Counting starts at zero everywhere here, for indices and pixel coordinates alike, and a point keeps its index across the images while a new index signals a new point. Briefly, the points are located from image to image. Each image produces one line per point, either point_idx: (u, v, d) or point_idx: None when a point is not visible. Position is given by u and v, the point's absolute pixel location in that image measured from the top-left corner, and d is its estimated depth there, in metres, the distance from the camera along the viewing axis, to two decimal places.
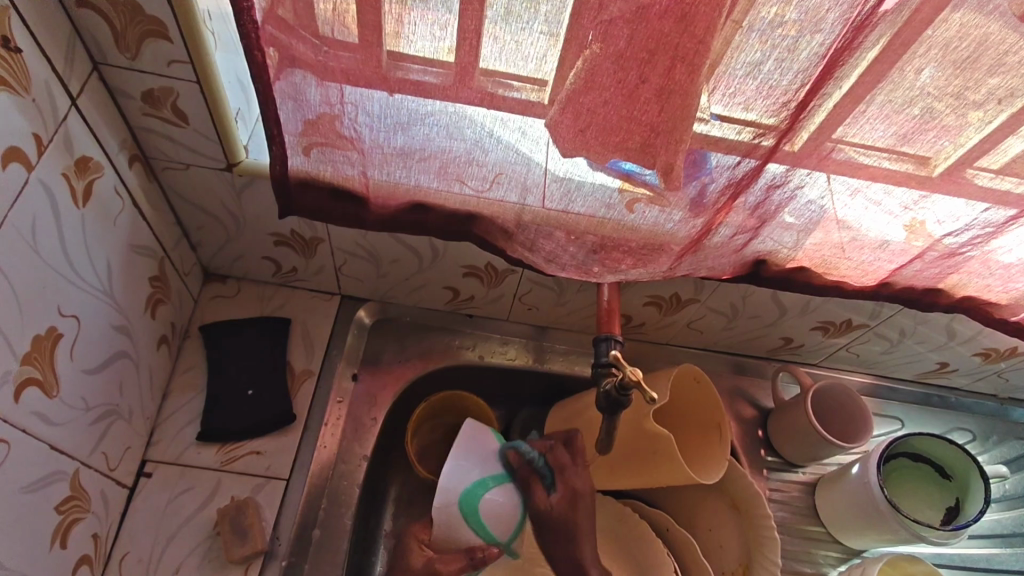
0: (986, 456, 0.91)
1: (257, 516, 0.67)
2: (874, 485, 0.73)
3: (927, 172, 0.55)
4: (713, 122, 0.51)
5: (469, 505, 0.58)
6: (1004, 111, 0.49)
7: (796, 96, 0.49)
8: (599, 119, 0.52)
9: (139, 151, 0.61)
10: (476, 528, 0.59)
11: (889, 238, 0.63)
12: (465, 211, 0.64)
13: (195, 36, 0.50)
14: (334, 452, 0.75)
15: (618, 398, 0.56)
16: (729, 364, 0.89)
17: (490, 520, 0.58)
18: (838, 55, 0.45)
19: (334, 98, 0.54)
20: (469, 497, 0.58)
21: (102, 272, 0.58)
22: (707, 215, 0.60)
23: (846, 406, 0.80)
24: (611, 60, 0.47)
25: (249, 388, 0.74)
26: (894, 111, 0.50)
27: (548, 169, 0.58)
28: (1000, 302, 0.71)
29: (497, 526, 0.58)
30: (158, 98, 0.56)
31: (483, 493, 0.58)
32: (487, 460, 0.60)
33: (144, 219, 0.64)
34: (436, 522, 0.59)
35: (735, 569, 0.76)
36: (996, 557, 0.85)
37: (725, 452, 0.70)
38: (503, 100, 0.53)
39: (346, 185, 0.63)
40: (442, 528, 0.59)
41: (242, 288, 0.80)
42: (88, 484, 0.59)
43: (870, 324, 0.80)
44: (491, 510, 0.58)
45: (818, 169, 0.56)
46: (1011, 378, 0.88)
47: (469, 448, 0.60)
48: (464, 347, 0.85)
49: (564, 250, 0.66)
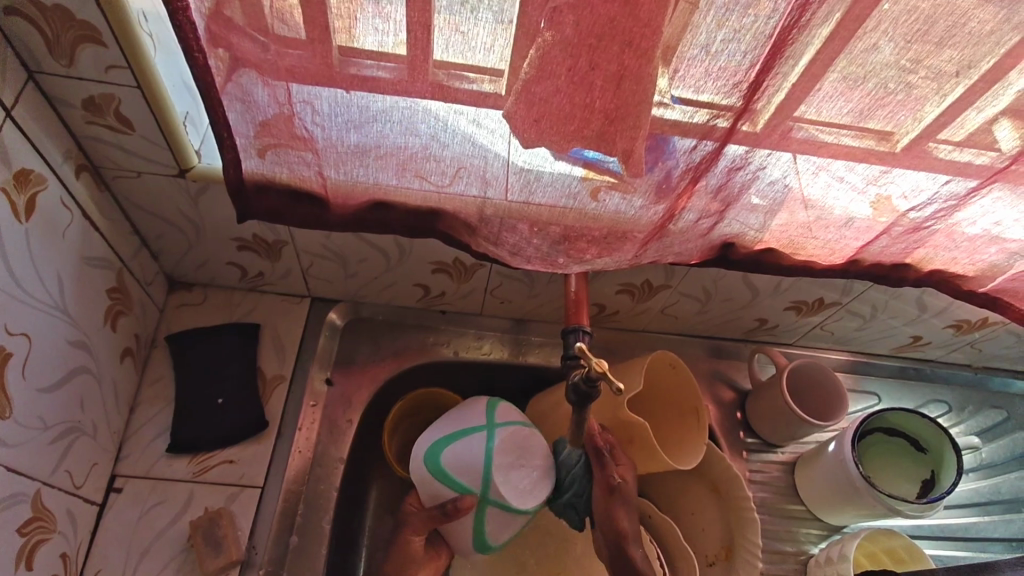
0: (962, 427, 0.92)
1: (232, 526, 0.66)
2: (850, 462, 0.74)
3: (889, 147, 0.55)
4: (673, 105, 0.51)
5: (432, 458, 0.64)
6: (961, 83, 0.49)
7: (747, 76, 0.48)
8: (553, 108, 0.51)
9: (86, 160, 0.59)
10: (446, 481, 0.63)
11: (854, 215, 0.63)
12: (427, 207, 0.63)
13: (131, 39, 0.49)
14: (311, 457, 0.74)
15: (586, 391, 0.55)
16: (707, 348, 0.89)
17: (456, 470, 0.63)
18: (786, 33, 0.45)
19: (283, 98, 0.53)
20: (430, 452, 0.64)
21: (52, 287, 0.57)
22: (670, 201, 0.59)
23: (822, 384, 0.80)
24: (560, 48, 0.46)
25: (219, 396, 0.72)
26: (850, 87, 0.49)
27: (508, 161, 0.57)
28: (968, 275, 0.71)
29: (462, 476, 0.63)
30: (100, 104, 0.54)
31: (443, 447, 0.64)
32: (456, 423, 0.65)
33: (97, 231, 0.62)
34: (419, 491, 0.65)
35: (718, 552, 0.76)
36: (974, 525, 0.86)
37: (702, 439, 0.71)
38: (457, 92, 0.51)
39: (305, 186, 0.62)
40: (424, 488, 0.65)
41: (209, 295, 0.78)
42: (52, 504, 0.58)
43: (842, 301, 0.80)
44: (451, 461, 0.63)
45: (779, 148, 0.55)
46: (984, 349, 0.88)
47: (457, 411, 0.67)
48: (439, 343, 0.84)
49: (528, 243, 0.65)
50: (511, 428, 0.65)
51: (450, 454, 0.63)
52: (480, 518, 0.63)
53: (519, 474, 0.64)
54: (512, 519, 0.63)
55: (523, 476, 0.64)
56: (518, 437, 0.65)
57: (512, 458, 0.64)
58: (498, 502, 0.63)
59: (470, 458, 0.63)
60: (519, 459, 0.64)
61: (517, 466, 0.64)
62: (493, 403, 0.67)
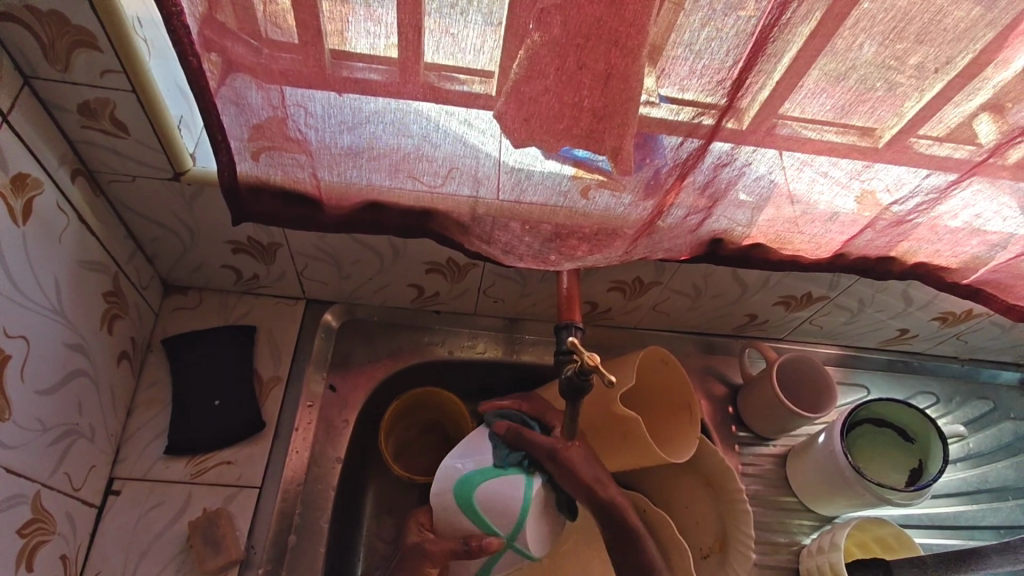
0: (950, 417, 0.93)
1: (230, 526, 0.67)
2: (839, 452, 0.75)
3: (872, 143, 0.56)
4: (660, 103, 0.52)
5: (462, 492, 0.63)
6: (940, 79, 0.50)
7: (730, 75, 0.49)
8: (541, 108, 0.52)
9: (81, 165, 0.60)
10: (470, 515, 0.63)
11: (839, 210, 0.64)
12: (420, 207, 0.64)
13: (126, 44, 0.50)
14: (307, 457, 0.74)
15: (578, 383, 0.55)
16: (698, 344, 0.91)
17: (485, 509, 0.63)
18: (767, 32, 0.46)
19: (276, 100, 0.54)
20: (466, 483, 0.64)
21: (50, 290, 0.57)
22: (658, 197, 0.60)
23: (812, 377, 0.81)
24: (548, 48, 0.47)
25: (216, 398, 0.73)
26: (831, 84, 0.51)
27: (499, 160, 0.58)
28: (951, 266, 0.72)
29: (495, 517, 0.63)
30: (95, 109, 0.55)
31: (478, 480, 0.64)
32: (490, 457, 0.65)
33: (92, 234, 0.62)
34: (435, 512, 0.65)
35: (712, 545, 0.77)
36: (963, 514, 0.87)
37: (696, 433, 0.72)
38: (449, 93, 0.52)
39: (299, 188, 0.63)
40: (442, 514, 0.65)
41: (204, 298, 0.79)
42: (52, 506, 0.59)
43: (830, 295, 0.81)
44: (484, 497, 0.63)
45: (764, 145, 0.56)
46: (970, 340, 0.90)
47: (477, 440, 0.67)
48: (434, 343, 0.85)
49: (520, 241, 0.66)
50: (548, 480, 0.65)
51: (486, 488, 0.63)
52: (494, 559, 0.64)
53: (540, 524, 0.64)
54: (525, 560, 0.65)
55: (544, 526, 0.65)
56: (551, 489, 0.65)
57: (539, 507, 0.64)
58: (521, 549, 0.63)
59: (507, 497, 0.63)
60: (547, 508, 0.65)
61: (541, 516, 0.64)
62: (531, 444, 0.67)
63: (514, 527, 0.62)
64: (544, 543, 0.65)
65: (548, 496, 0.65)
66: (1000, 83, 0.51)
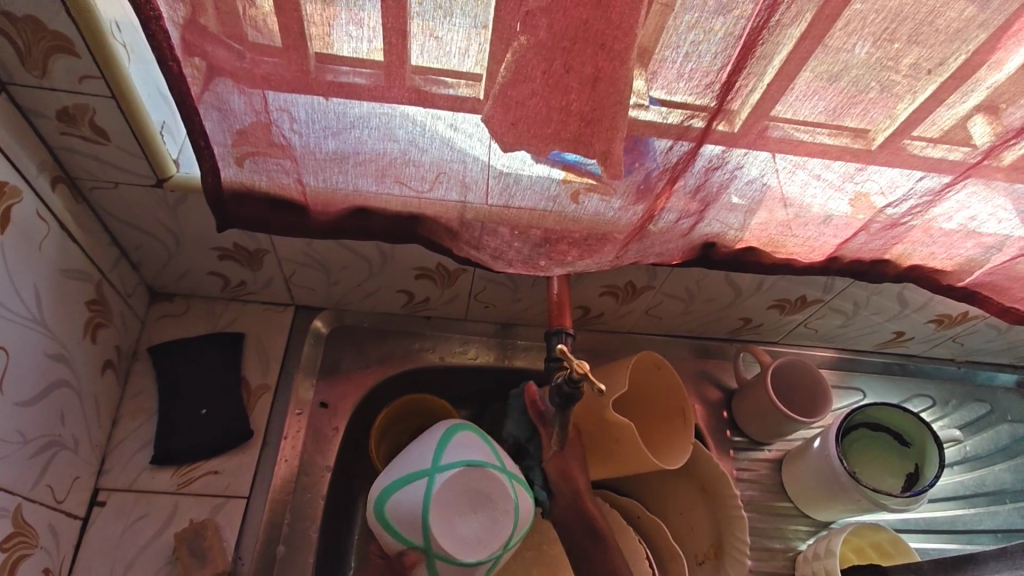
0: (946, 420, 0.92)
1: (217, 537, 0.66)
2: (834, 457, 0.74)
3: (865, 145, 0.55)
4: (651, 106, 0.51)
5: (377, 508, 0.61)
6: (934, 80, 0.50)
7: (719, 77, 0.49)
8: (529, 111, 0.51)
9: (62, 172, 0.59)
10: (391, 534, 0.60)
11: (832, 212, 0.64)
12: (408, 213, 0.63)
13: (104, 49, 0.49)
14: (296, 465, 0.73)
15: (569, 391, 0.55)
16: (693, 348, 0.90)
17: (400, 521, 0.59)
18: (756, 34, 0.46)
19: (259, 106, 0.53)
20: (378, 500, 0.61)
21: (30, 300, 0.56)
22: (649, 201, 0.60)
23: (806, 381, 0.81)
24: (535, 51, 0.47)
25: (203, 406, 0.72)
26: (822, 86, 0.50)
27: (487, 164, 0.57)
28: (946, 269, 0.72)
29: (404, 528, 0.59)
30: (75, 115, 0.54)
31: (389, 494, 0.60)
32: (404, 463, 0.62)
33: (74, 242, 0.61)
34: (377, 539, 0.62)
35: (706, 552, 0.76)
36: (960, 517, 0.86)
37: (690, 439, 0.71)
38: (434, 97, 0.51)
39: (284, 194, 0.62)
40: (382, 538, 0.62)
41: (191, 305, 0.78)
42: (33, 519, 0.58)
43: (825, 298, 0.80)
44: (394, 511, 0.60)
45: (755, 148, 0.55)
46: (966, 343, 0.89)
47: (404, 453, 0.64)
48: (425, 349, 0.84)
49: (509, 246, 0.65)
50: (455, 476, 0.60)
51: (393, 501, 0.60)
52: (433, 573, 0.59)
53: (470, 522, 0.60)
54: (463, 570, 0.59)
55: (472, 525, 0.60)
56: (463, 481, 0.60)
57: (455, 506, 0.60)
58: (444, 556, 0.58)
59: (409, 506, 0.59)
60: (473, 503, 0.60)
61: (466, 514, 0.60)
62: (448, 438, 0.62)
63: (426, 534, 0.58)
64: (473, 546, 0.59)
65: (463, 490, 0.60)
66: (994, 84, 0.50)
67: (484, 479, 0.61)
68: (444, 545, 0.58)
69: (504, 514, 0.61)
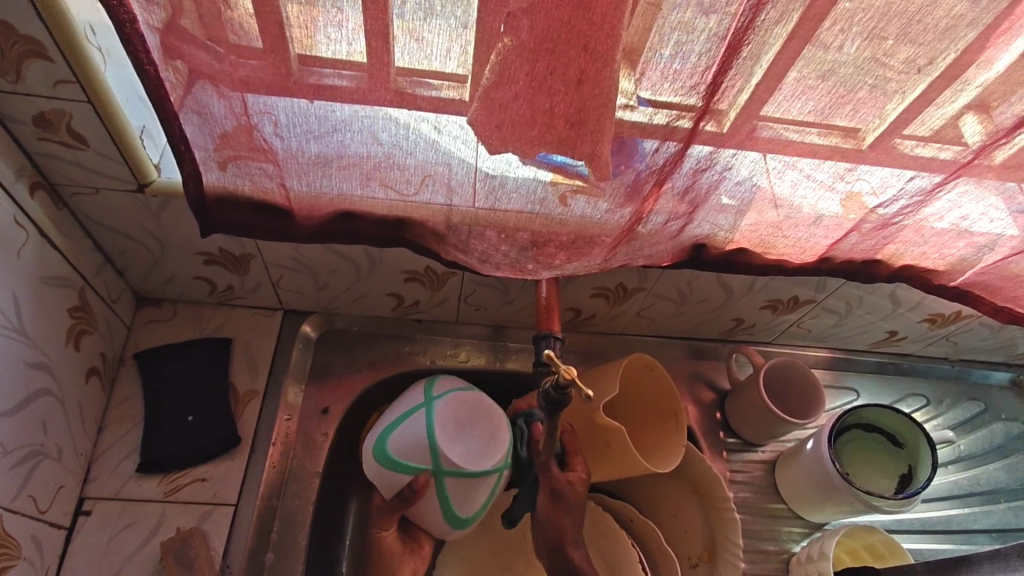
0: (940, 420, 0.92)
1: (204, 545, 0.65)
2: (827, 459, 0.74)
3: (855, 145, 0.55)
4: (639, 107, 0.50)
5: (380, 453, 0.61)
6: (923, 79, 0.49)
7: (705, 78, 0.48)
8: (514, 113, 0.50)
9: (41, 178, 0.58)
10: (399, 470, 0.60)
11: (823, 213, 0.63)
12: (394, 217, 0.62)
13: (79, 53, 0.48)
14: (285, 471, 0.73)
15: (557, 398, 0.53)
16: (685, 349, 0.89)
17: (404, 451, 0.60)
18: (741, 34, 0.45)
19: (239, 109, 0.52)
20: (379, 447, 0.61)
21: (9, 309, 0.56)
22: (637, 203, 0.59)
23: (798, 380, 0.80)
24: (519, 53, 0.46)
25: (190, 413, 0.71)
26: (810, 86, 0.49)
27: (473, 167, 0.56)
28: (938, 269, 0.71)
29: (411, 457, 0.59)
30: (52, 120, 0.53)
31: (389, 434, 0.61)
32: (399, 406, 0.62)
33: (55, 248, 0.61)
34: (381, 489, 0.62)
35: (700, 554, 0.76)
36: (955, 517, 0.86)
37: (682, 442, 0.71)
38: (417, 99, 0.51)
39: (268, 199, 0.61)
40: (383, 485, 0.61)
41: (178, 311, 0.77)
42: (15, 530, 0.57)
43: (817, 298, 0.80)
44: (397, 445, 0.60)
45: (744, 148, 0.55)
46: (960, 341, 0.89)
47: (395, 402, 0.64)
48: (415, 352, 0.83)
49: (496, 249, 0.65)
50: (448, 398, 0.61)
51: (396, 441, 0.60)
52: (443, 494, 0.59)
53: (472, 437, 0.60)
54: (475, 485, 0.59)
55: (475, 438, 0.60)
56: (457, 404, 0.61)
57: (456, 425, 0.61)
58: (454, 471, 0.59)
59: (412, 436, 0.60)
60: (471, 422, 0.61)
61: (467, 432, 0.61)
62: (432, 377, 0.64)
63: (433, 455, 0.59)
64: (482, 457, 0.59)
65: (460, 411, 0.61)
66: (983, 83, 0.49)
67: (478, 400, 0.62)
68: (454, 461, 0.59)
69: (503, 428, 0.62)
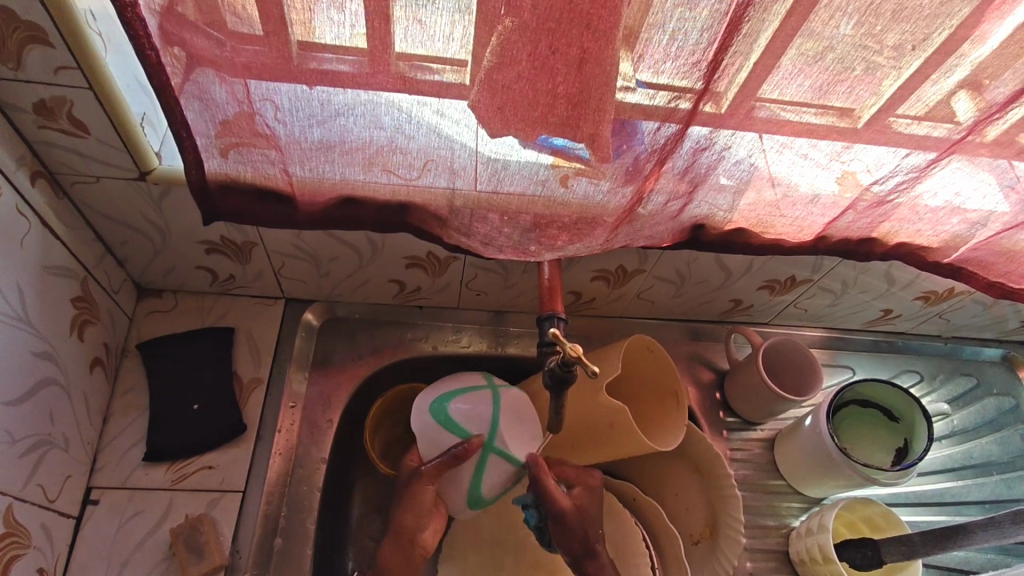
0: (934, 395, 0.94)
1: (213, 531, 0.66)
2: (826, 436, 0.75)
3: (851, 123, 0.55)
4: (639, 89, 0.51)
5: (438, 409, 0.64)
6: (919, 56, 0.50)
7: (706, 55, 0.48)
8: (516, 96, 0.50)
9: (42, 167, 0.58)
10: (452, 430, 0.63)
11: (820, 191, 0.64)
12: (396, 201, 0.63)
13: (80, 38, 0.48)
14: (291, 458, 0.73)
15: (563, 375, 0.55)
16: (684, 331, 0.91)
17: (463, 420, 0.63)
18: (741, 11, 0.45)
19: (242, 95, 0.52)
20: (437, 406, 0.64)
21: (13, 298, 0.56)
22: (638, 183, 0.59)
23: (793, 356, 0.81)
24: (520, 33, 0.46)
25: (195, 402, 0.71)
26: (807, 64, 0.50)
27: (476, 151, 0.57)
28: (932, 246, 0.72)
29: (470, 424, 0.63)
30: (52, 108, 0.53)
31: (449, 399, 0.64)
32: (455, 383, 0.66)
33: (57, 238, 0.61)
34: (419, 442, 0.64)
35: (702, 531, 0.77)
36: (951, 490, 0.89)
37: (684, 419, 0.72)
38: (419, 84, 0.51)
39: (270, 185, 0.61)
40: (426, 439, 0.64)
41: (179, 300, 0.77)
42: (25, 519, 0.57)
43: (813, 278, 0.81)
44: (460, 410, 0.64)
45: (742, 128, 0.55)
46: (953, 318, 0.90)
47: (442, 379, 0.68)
48: (417, 338, 0.84)
49: (499, 232, 0.65)
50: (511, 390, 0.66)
51: (458, 406, 0.64)
52: (482, 467, 0.63)
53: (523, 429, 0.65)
54: (511, 472, 0.63)
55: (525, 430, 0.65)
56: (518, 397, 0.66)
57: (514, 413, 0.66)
58: (503, 452, 0.63)
59: (474, 409, 0.64)
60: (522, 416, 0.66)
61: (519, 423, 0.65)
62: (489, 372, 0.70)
63: (492, 428, 0.63)
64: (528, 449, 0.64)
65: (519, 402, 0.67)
66: (976, 59, 0.50)
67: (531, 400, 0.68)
68: (507, 440, 0.63)
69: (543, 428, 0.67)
